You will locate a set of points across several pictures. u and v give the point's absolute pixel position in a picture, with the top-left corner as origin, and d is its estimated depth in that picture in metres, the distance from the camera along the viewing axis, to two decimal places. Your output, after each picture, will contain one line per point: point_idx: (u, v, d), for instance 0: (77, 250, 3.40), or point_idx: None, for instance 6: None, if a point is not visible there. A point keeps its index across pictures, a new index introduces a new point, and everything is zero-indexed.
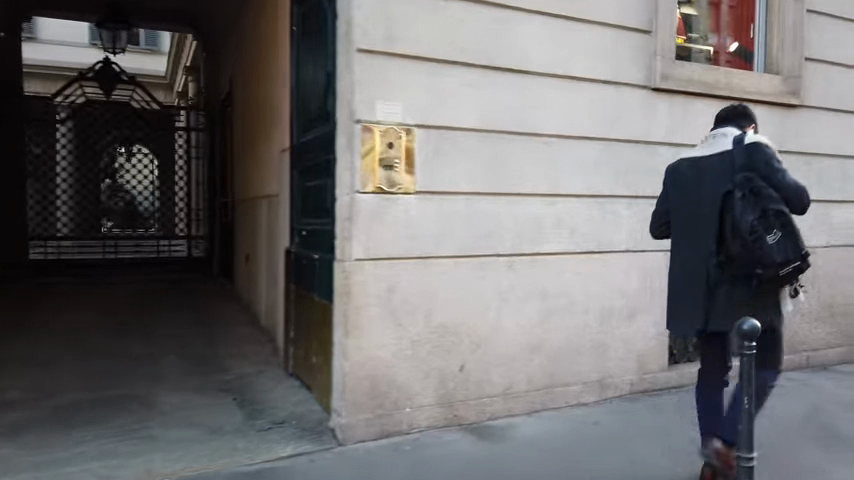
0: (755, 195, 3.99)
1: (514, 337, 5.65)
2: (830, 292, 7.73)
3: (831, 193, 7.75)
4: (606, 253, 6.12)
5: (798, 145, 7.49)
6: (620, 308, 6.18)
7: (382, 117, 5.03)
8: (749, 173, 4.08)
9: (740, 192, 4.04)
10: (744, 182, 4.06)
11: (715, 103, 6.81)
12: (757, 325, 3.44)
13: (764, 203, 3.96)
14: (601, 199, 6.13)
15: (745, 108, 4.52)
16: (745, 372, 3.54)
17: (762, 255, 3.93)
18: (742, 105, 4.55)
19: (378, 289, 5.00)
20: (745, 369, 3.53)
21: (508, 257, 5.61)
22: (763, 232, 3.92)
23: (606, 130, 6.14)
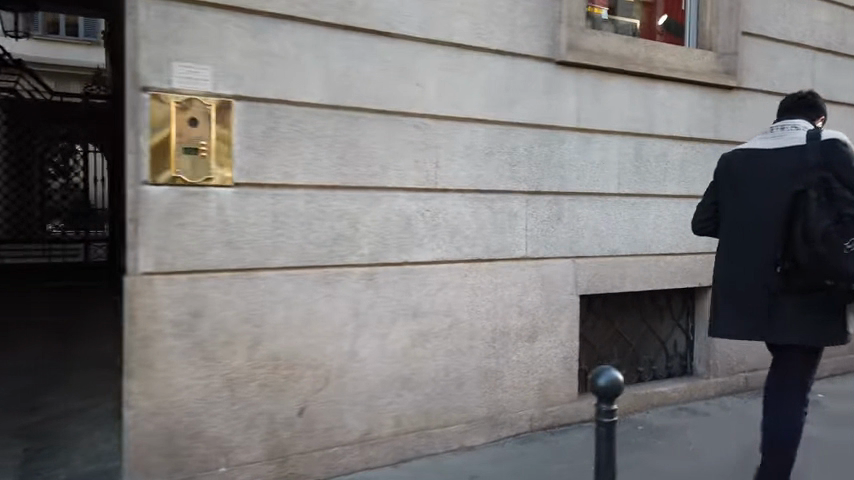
0: (830, 197, 3.63)
1: (377, 370, 4.49)
2: None
3: None
4: (495, 261, 5.07)
5: (734, 134, 6.49)
6: (514, 328, 5.14)
7: (180, 85, 3.80)
8: (825, 172, 3.66)
9: (814, 193, 3.64)
10: (819, 181, 3.65)
11: (637, 82, 5.79)
12: (615, 380, 2.90)
13: (839, 206, 3.60)
14: (489, 195, 5.04)
15: (815, 97, 4.06)
16: (603, 449, 2.89)
17: (838, 266, 3.56)
18: (810, 93, 4.09)
19: (179, 314, 3.79)
20: (604, 444, 2.88)
21: (366, 268, 4.47)
22: (841, 238, 3.56)
23: (499, 112, 5.04)
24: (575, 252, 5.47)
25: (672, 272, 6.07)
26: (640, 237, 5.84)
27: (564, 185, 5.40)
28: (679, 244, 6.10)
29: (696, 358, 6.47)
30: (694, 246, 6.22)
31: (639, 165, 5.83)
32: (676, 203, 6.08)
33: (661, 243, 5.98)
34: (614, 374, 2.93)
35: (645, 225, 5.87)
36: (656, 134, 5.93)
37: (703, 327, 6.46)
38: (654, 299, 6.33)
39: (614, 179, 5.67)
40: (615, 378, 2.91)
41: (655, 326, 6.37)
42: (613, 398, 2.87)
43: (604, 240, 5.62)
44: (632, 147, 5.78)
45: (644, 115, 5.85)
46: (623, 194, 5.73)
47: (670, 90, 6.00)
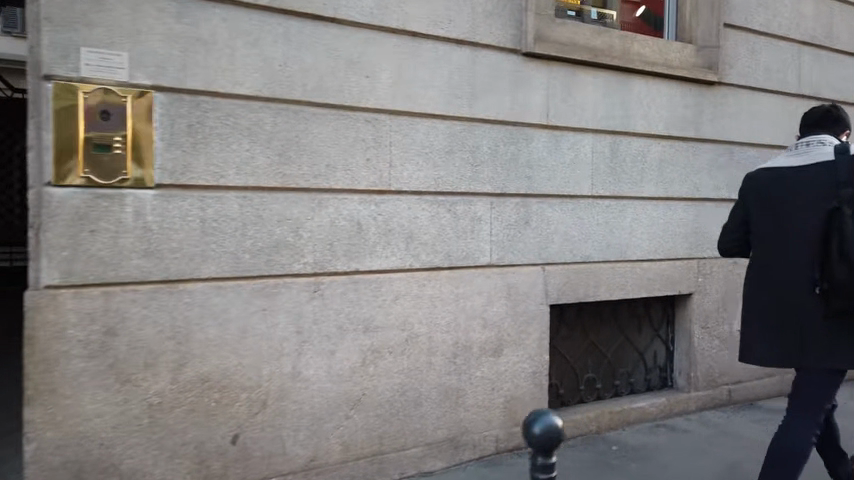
0: None
1: (322, 390, 4.07)
2: None
3: None
4: (456, 269, 4.66)
5: (716, 132, 6.13)
6: (477, 342, 4.74)
7: (91, 73, 3.37)
8: None
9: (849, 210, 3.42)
10: None
11: (611, 77, 5.42)
12: (554, 425, 2.52)
13: None
14: (450, 198, 4.64)
15: (838, 111, 3.87)
16: None
17: None
18: (833, 107, 3.90)
19: (89, 333, 3.35)
20: None
21: (309, 278, 4.05)
22: None
23: (460, 108, 4.65)
24: (544, 258, 5.11)
25: (649, 279, 5.70)
26: (614, 242, 5.49)
27: (532, 188, 5.03)
28: (656, 249, 5.76)
29: (677, 370, 6.13)
30: (673, 252, 5.87)
31: (613, 166, 5.47)
32: (652, 205, 5.73)
33: (637, 249, 5.63)
34: (551, 420, 2.54)
35: (619, 230, 5.52)
36: (632, 132, 5.57)
37: (685, 337, 6.09)
38: (633, 308, 5.95)
39: (587, 181, 5.32)
40: (553, 424, 2.53)
41: (634, 337, 5.99)
42: (552, 449, 2.49)
43: (575, 246, 5.28)
44: (605, 146, 5.43)
45: (619, 112, 5.49)
46: (596, 197, 5.38)
47: (646, 85, 5.65)
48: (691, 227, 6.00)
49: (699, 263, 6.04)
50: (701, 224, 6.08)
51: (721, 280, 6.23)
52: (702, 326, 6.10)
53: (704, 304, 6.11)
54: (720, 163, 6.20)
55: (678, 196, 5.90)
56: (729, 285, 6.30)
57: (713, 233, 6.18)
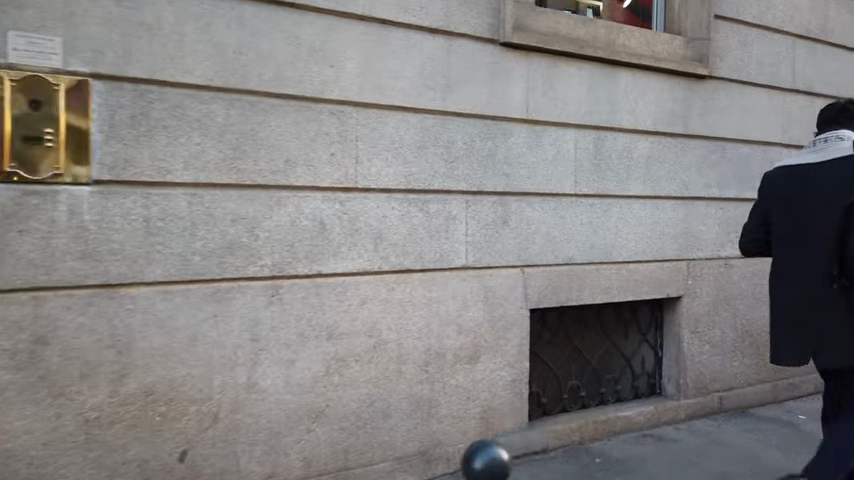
0: None
1: (281, 402, 3.80)
2: (744, 316, 6.23)
3: (747, 189, 6.23)
4: (429, 272, 4.38)
5: (706, 128, 5.87)
6: (452, 349, 4.46)
7: (18, 60, 3.13)
8: None
9: None
10: None
11: (596, 69, 5.14)
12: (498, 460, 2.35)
13: None
14: (422, 196, 4.36)
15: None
16: None
17: None
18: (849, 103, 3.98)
19: (17, 342, 3.10)
20: None
21: (267, 282, 3.76)
22: None
23: (434, 100, 4.38)
24: (524, 260, 4.82)
25: (635, 281, 5.43)
26: (600, 242, 5.21)
27: (512, 185, 4.75)
28: (643, 250, 5.49)
29: (665, 376, 5.87)
30: (661, 253, 5.61)
31: (597, 162, 5.19)
32: (639, 204, 5.46)
33: (623, 250, 5.35)
34: (496, 452, 2.36)
35: (604, 230, 5.24)
36: (618, 128, 5.29)
37: (673, 342, 5.83)
38: (619, 312, 5.70)
39: (570, 178, 5.04)
40: (497, 457, 2.35)
41: (620, 342, 5.73)
42: None
43: (557, 246, 4.99)
44: (590, 142, 5.14)
45: (605, 106, 5.21)
46: (580, 195, 5.10)
47: (634, 77, 5.37)
48: (681, 227, 5.73)
49: (689, 264, 5.78)
50: (691, 224, 5.81)
51: (712, 283, 5.97)
52: (691, 331, 5.84)
53: (694, 308, 5.85)
54: (711, 160, 5.94)
55: (666, 195, 5.63)
56: (720, 288, 6.04)
57: (704, 233, 5.91)
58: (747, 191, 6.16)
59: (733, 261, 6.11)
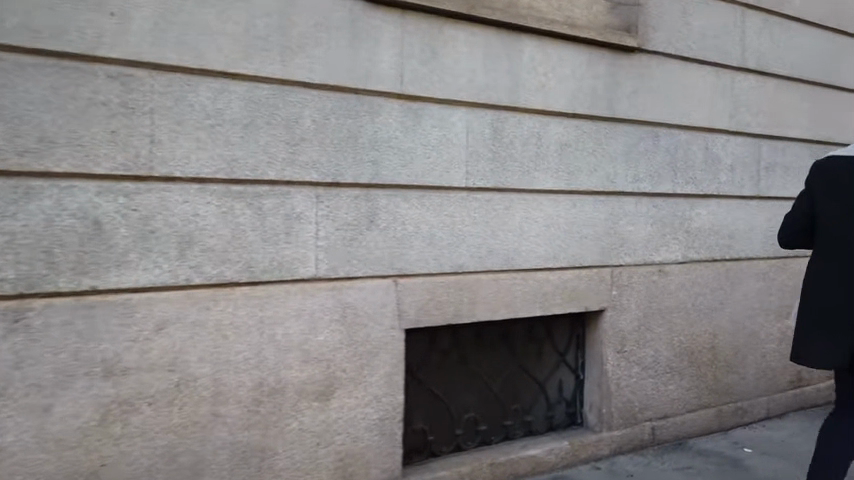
0: None
1: (31, 464, 2.83)
2: (682, 331, 5.36)
3: (686, 184, 5.36)
4: (263, 285, 3.43)
5: (635, 112, 5.00)
6: (294, 383, 3.51)
7: None
8: None
9: None
10: None
11: (494, 36, 4.27)
12: None
13: None
14: (253, 188, 3.40)
15: None
16: None
17: None
18: None
19: None
20: None
21: (9, 301, 2.79)
22: None
23: (270, 67, 3.44)
24: (398, 269, 3.91)
25: (544, 293, 4.56)
26: (499, 246, 4.36)
27: (382, 176, 3.84)
28: (555, 255, 4.64)
29: (587, 404, 5.00)
30: (577, 259, 4.74)
31: (495, 151, 4.32)
32: (553, 203, 4.62)
33: (530, 257, 4.50)
34: None
35: (505, 232, 4.39)
36: (521, 108, 4.42)
37: (596, 363, 4.96)
38: (530, 329, 4.81)
39: (459, 169, 4.16)
40: None
41: (531, 364, 4.85)
42: None
43: (442, 252, 4.10)
44: (486, 125, 4.28)
45: (506, 82, 4.33)
46: (472, 190, 4.23)
47: (541, 47, 4.49)
48: (603, 229, 4.87)
49: (613, 272, 4.91)
50: (616, 224, 4.95)
51: (642, 294, 5.10)
52: (617, 350, 4.98)
53: (620, 324, 4.98)
54: (642, 149, 5.06)
55: (584, 190, 4.76)
56: (654, 299, 5.16)
57: (633, 235, 5.04)
58: (682, 185, 5.32)
59: (668, 268, 5.24)
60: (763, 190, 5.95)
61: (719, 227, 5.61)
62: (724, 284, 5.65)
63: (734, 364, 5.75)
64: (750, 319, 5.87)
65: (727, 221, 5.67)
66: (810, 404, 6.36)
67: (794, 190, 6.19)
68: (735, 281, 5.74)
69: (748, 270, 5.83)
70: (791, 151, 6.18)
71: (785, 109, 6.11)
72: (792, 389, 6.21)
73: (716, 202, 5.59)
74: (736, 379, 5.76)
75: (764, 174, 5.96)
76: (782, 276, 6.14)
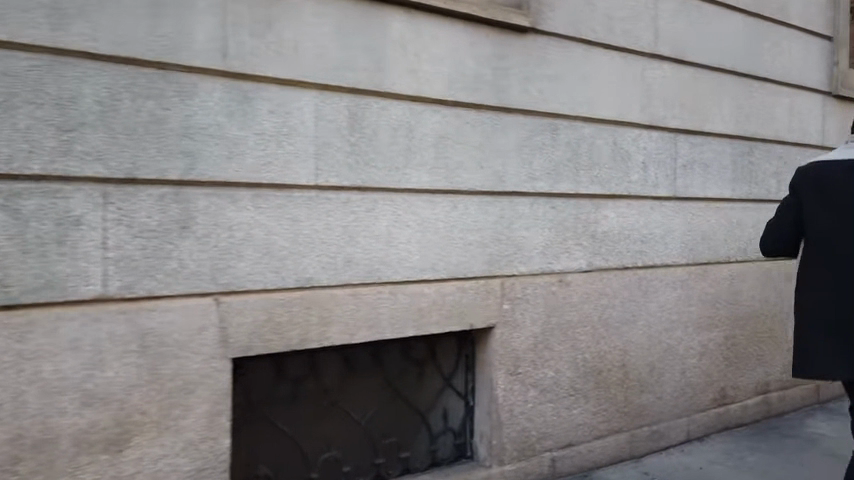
0: None
1: None
2: (587, 347, 4.78)
3: (590, 183, 4.81)
4: (24, 309, 2.71)
5: (527, 102, 4.42)
6: (69, 431, 2.78)
7: None
8: None
9: None
10: None
11: (352, 7, 3.63)
12: None
13: None
14: (8, 185, 2.68)
15: None
16: None
17: None
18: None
19: None
20: None
21: None
22: None
23: (31, 31, 2.72)
24: (222, 285, 3.19)
25: (419, 309, 3.91)
26: (360, 256, 3.69)
27: (199, 171, 3.12)
28: (432, 265, 4.00)
29: (476, 434, 4.36)
30: (460, 269, 4.12)
31: (353, 143, 3.66)
32: (427, 205, 3.98)
33: (400, 267, 3.85)
34: None
35: (368, 238, 3.72)
36: (387, 94, 3.78)
37: (485, 387, 4.33)
38: (407, 351, 4.15)
39: (306, 164, 3.48)
40: None
41: (410, 391, 4.20)
42: None
43: (285, 263, 3.40)
44: (342, 111, 3.61)
45: (368, 62, 3.68)
46: (325, 189, 3.55)
47: (411, 22, 3.87)
48: (490, 235, 4.28)
49: (504, 283, 4.32)
50: (507, 229, 4.37)
51: (539, 307, 4.51)
52: (509, 373, 4.37)
53: (513, 342, 4.38)
54: (534, 145, 4.49)
55: (465, 191, 4.16)
56: (552, 313, 4.58)
57: (526, 241, 4.47)
58: (585, 184, 4.77)
59: (568, 277, 4.67)
60: (680, 190, 5.41)
61: (629, 231, 5.06)
62: (637, 294, 5.08)
63: (649, 383, 5.19)
64: (668, 332, 5.33)
65: (639, 224, 5.13)
66: (736, 424, 5.85)
67: (714, 191, 5.68)
68: (650, 291, 5.17)
69: (664, 278, 5.28)
70: (712, 148, 5.67)
71: (705, 102, 5.60)
72: (715, 408, 5.70)
73: (625, 204, 5.05)
74: (651, 399, 5.21)
75: (681, 172, 5.42)
76: (703, 284, 5.62)
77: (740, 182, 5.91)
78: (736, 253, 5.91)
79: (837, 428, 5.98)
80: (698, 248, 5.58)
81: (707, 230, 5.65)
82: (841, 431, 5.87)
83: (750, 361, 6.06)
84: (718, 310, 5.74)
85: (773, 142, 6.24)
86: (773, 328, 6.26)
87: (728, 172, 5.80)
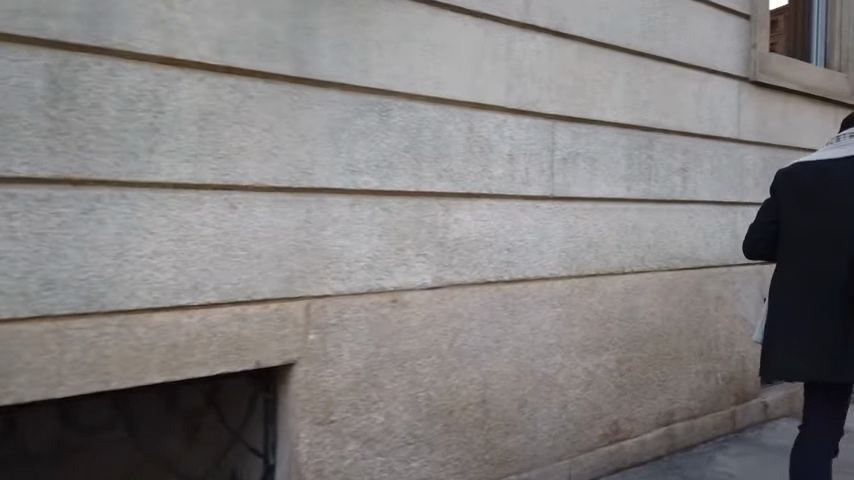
0: None
1: None
2: (433, 383, 3.84)
3: (437, 178, 3.88)
4: None
5: (342, 74, 3.43)
6: None
7: None
8: None
9: None
10: None
11: None
12: None
13: None
14: None
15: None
16: None
17: None
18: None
19: None
20: None
21: None
22: None
23: None
24: None
25: (172, 346, 2.84)
26: (70, 276, 2.64)
27: None
28: (196, 285, 2.93)
29: None
30: (241, 290, 3.07)
31: (57, 117, 2.61)
32: (189, 205, 2.91)
33: (139, 289, 2.79)
34: None
35: (84, 252, 2.67)
36: (115, 51, 2.73)
37: (286, 444, 3.30)
38: (172, 400, 3.12)
39: None
40: None
41: (176, 450, 3.20)
42: None
43: None
44: (36, 73, 2.56)
45: (81, 6, 2.65)
46: (6, 181, 2.52)
47: None
48: (289, 245, 3.24)
49: (312, 307, 3.30)
50: (316, 235, 3.35)
51: (364, 336, 3.51)
52: (319, 422, 3.33)
53: (324, 384, 3.35)
54: (356, 129, 3.49)
55: (252, 186, 3.10)
56: (383, 342, 3.60)
57: (346, 251, 3.48)
58: (430, 181, 3.83)
59: (406, 296, 3.72)
60: (559, 189, 4.54)
61: (490, 238, 4.17)
62: (500, 315, 4.20)
63: (518, 422, 4.31)
64: (543, 359, 4.46)
65: (504, 230, 4.24)
66: (631, 462, 5.01)
67: (602, 189, 4.83)
68: (518, 311, 4.30)
69: (538, 295, 4.41)
70: (600, 139, 4.80)
71: (592, 84, 4.73)
72: (604, 445, 4.85)
73: (487, 205, 4.15)
74: (521, 441, 4.32)
75: (560, 167, 4.54)
76: (589, 300, 4.75)
77: (636, 179, 5.06)
78: (632, 261, 5.07)
79: (746, 463, 5.20)
80: (582, 257, 4.72)
81: (595, 236, 4.80)
82: (751, 469, 5.07)
83: (650, 388, 5.22)
84: (609, 330, 4.89)
85: (677, 133, 5.41)
86: (678, 348, 5.43)
87: (621, 166, 4.95)
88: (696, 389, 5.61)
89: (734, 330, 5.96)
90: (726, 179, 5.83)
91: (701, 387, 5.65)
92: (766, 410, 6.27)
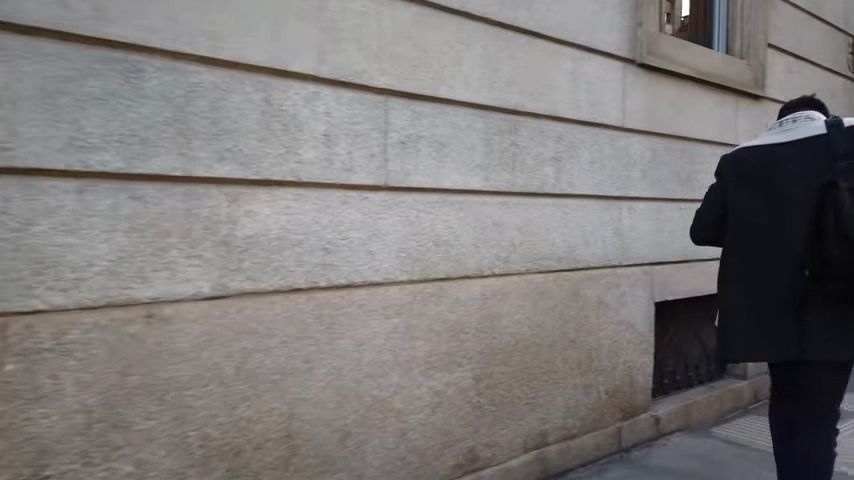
0: None
1: None
2: (211, 418, 3.05)
3: (218, 161, 3.08)
4: None
5: (60, 20, 2.63)
6: None
7: None
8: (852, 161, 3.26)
9: (846, 183, 3.20)
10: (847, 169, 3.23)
11: None
12: None
13: None
14: None
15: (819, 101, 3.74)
16: None
17: None
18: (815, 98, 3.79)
19: None
20: None
21: None
22: None
23: None
24: None
25: None
26: None
27: None
28: None
29: None
30: None
31: None
32: None
33: None
34: None
35: None
36: None
37: None
38: None
39: None
40: None
41: None
42: None
43: None
44: None
45: None
46: None
47: None
48: None
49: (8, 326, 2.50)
50: (18, 228, 2.55)
51: (99, 363, 2.70)
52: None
53: (33, 428, 2.56)
54: (86, 93, 2.69)
55: None
56: (131, 370, 2.79)
57: (69, 251, 2.67)
58: (207, 163, 3.04)
59: (169, 310, 2.91)
60: (394, 177, 3.82)
61: (299, 236, 3.40)
62: (314, 331, 3.43)
63: (339, 458, 3.55)
64: (375, 381, 3.72)
65: (319, 226, 3.48)
66: None
67: (452, 179, 4.14)
68: (339, 325, 3.54)
69: (366, 304, 3.67)
70: (449, 120, 4.11)
71: (439, 56, 4.02)
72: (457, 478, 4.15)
73: (294, 195, 3.37)
74: None
75: (395, 152, 3.82)
76: (436, 309, 4.03)
77: (496, 169, 4.40)
78: (492, 262, 4.40)
79: None
80: (426, 258, 4.01)
81: (443, 233, 4.10)
82: None
83: (517, 407, 4.56)
84: (463, 343, 4.19)
85: (549, 118, 4.77)
86: (551, 361, 4.78)
87: (476, 153, 4.27)
88: (574, 406, 4.98)
89: (619, 338, 5.35)
90: (607, 170, 5.24)
91: (579, 403, 5.02)
92: (658, 425, 5.69)
